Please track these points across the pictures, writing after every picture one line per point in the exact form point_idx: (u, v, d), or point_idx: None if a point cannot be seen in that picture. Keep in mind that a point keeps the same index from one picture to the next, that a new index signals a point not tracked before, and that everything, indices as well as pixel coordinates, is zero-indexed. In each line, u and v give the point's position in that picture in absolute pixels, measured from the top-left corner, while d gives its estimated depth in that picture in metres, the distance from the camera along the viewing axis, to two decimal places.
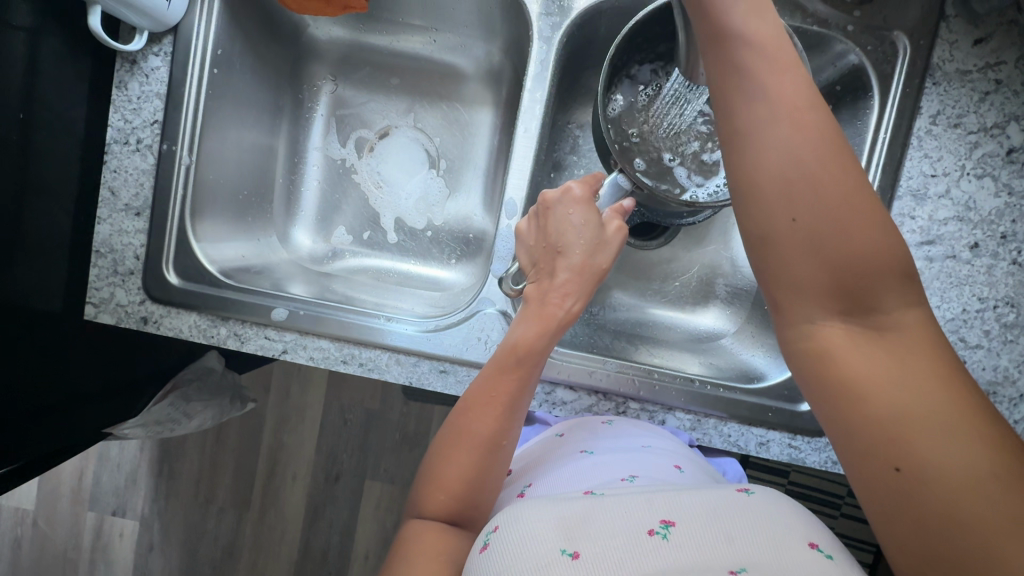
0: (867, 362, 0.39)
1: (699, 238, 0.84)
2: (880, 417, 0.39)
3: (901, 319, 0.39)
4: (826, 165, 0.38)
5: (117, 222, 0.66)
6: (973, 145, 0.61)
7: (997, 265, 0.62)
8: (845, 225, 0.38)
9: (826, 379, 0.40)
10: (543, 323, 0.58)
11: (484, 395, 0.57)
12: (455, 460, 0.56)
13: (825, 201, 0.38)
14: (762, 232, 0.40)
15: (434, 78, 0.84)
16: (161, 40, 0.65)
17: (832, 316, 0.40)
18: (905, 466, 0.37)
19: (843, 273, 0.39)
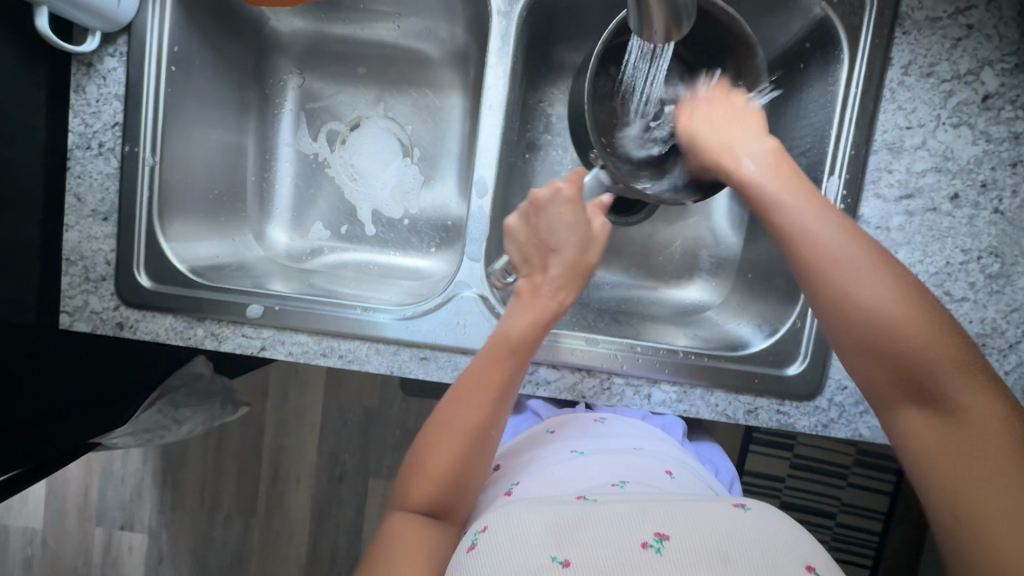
0: (891, 325, 0.48)
1: (679, 211, 0.82)
2: (906, 378, 0.47)
3: (971, 402, 0.46)
4: (893, 288, 0.49)
5: (85, 228, 0.65)
6: (947, 94, 0.60)
7: (978, 215, 0.61)
8: (849, 231, 0.52)
9: (852, 343, 0.50)
10: (534, 315, 0.58)
11: (473, 381, 0.57)
12: (437, 453, 0.56)
13: (888, 329, 0.48)
14: (846, 317, 0.49)
15: (402, 65, 0.83)
16: (115, 40, 0.64)
17: (864, 305, 0.49)
18: (926, 416, 0.47)
19: (902, 366, 0.47)
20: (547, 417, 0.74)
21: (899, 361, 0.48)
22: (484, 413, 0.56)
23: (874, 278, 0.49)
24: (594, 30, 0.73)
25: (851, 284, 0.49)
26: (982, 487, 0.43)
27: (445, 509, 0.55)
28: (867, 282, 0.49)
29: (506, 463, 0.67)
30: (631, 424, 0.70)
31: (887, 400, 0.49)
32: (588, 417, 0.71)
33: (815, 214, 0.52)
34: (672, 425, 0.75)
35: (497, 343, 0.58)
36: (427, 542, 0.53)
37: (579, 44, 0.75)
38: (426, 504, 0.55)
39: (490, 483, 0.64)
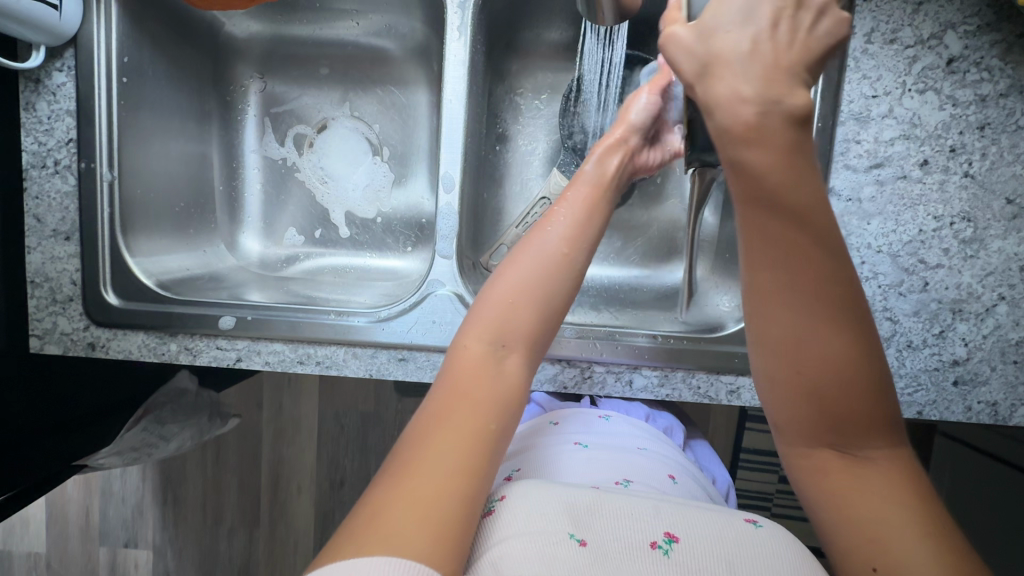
0: (821, 377, 0.41)
1: (655, 195, 0.81)
2: (824, 415, 0.42)
3: (876, 458, 0.42)
4: (835, 317, 0.39)
5: (48, 248, 0.64)
6: (911, 60, 0.59)
7: (949, 179, 0.61)
8: (778, 217, 0.36)
9: (768, 369, 0.43)
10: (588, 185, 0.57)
11: (509, 297, 0.53)
12: (499, 298, 0.52)
13: (816, 357, 0.40)
14: (763, 332, 0.42)
15: (365, 62, 0.81)
16: (62, 54, 0.62)
17: (782, 323, 0.40)
18: (831, 457, 0.44)
19: (828, 413, 0.42)
20: (550, 411, 0.74)
21: (818, 401, 0.42)
22: (544, 269, 0.53)
23: (816, 276, 0.38)
24: (555, 15, 0.72)
25: (774, 287, 0.39)
26: (883, 521, 0.41)
27: (511, 338, 0.51)
28: (796, 294, 0.39)
29: (506, 452, 0.67)
30: (636, 425, 0.70)
31: (796, 437, 0.45)
32: (593, 413, 0.71)
33: (752, 192, 0.36)
34: (674, 428, 0.76)
35: (569, 196, 0.56)
36: (490, 375, 0.50)
37: (541, 31, 0.74)
38: (481, 361, 0.50)
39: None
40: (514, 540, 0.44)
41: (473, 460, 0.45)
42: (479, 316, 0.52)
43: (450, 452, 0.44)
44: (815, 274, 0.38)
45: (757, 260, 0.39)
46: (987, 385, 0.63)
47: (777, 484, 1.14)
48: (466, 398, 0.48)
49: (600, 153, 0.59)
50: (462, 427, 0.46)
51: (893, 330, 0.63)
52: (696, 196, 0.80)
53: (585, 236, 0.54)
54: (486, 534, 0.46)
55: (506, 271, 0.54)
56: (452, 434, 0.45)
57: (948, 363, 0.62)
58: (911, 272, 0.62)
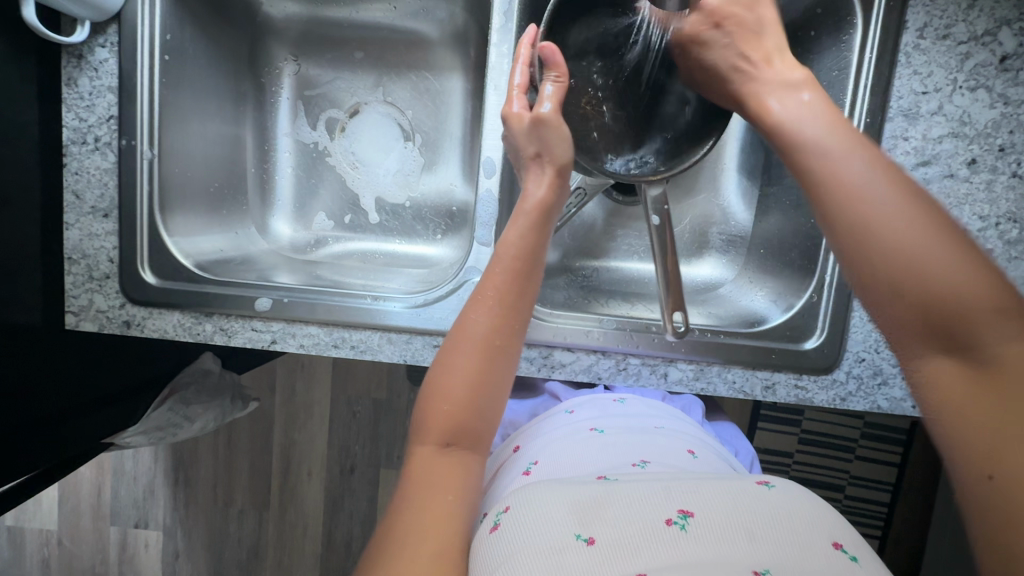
0: (911, 258, 0.43)
1: (687, 188, 0.80)
2: (920, 309, 0.43)
3: (1001, 342, 0.39)
4: (901, 204, 0.45)
5: (86, 225, 0.64)
6: (964, 56, 0.58)
7: (996, 179, 0.60)
8: (897, 188, 0.46)
9: (854, 263, 0.47)
10: (518, 243, 0.58)
11: (452, 366, 0.54)
12: (447, 398, 0.53)
13: (895, 243, 0.44)
14: (851, 225, 0.47)
15: (399, 47, 0.81)
16: (105, 30, 0.62)
17: (886, 244, 0.45)
18: (951, 366, 0.41)
19: (921, 302, 0.43)
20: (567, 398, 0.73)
21: (929, 308, 0.42)
22: (478, 363, 0.54)
23: (905, 207, 0.45)
24: None
25: (844, 182, 0.48)
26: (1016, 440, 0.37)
27: (463, 432, 0.53)
28: (894, 232, 0.45)
29: (522, 446, 0.66)
30: (653, 405, 0.69)
31: (904, 340, 0.44)
32: (607, 397, 0.70)
33: (872, 162, 0.48)
34: (692, 405, 0.76)
35: (493, 285, 0.57)
36: (454, 472, 0.52)
37: None
38: (437, 443, 0.52)
39: (505, 469, 0.64)
40: (520, 550, 0.44)
41: (446, 523, 0.48)
42: (426, 418, 0.53)
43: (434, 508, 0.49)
44: (861, 183, 0.47)
45: (846, 155, 0.49)
46: None
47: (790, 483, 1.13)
48: (436, 481, 0.51)
49: (537, 233, 0.58)
50: (434, 500, 0.49)
51: None
52: (729, 191, 0.79)
53: (519, 320, 0.57)
54: (488, 547, 0.46)
55: (446, 365, 0.54)
56: (423, 512, 0.48)
57: None
58: None
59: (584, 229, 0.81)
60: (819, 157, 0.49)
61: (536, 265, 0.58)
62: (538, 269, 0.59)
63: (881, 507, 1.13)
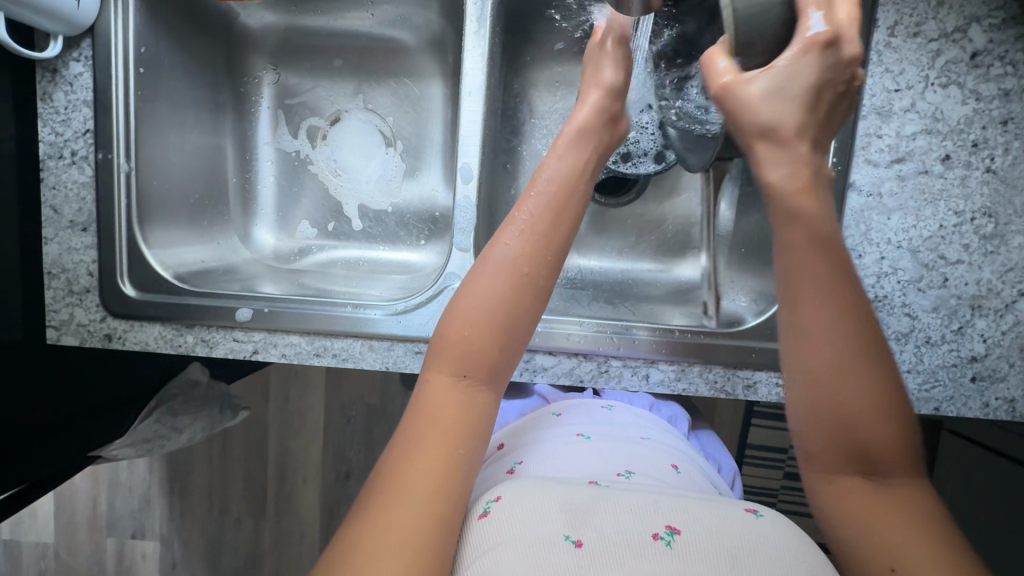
0: (833, 370, 0.47)
1: (669, 189, 0.81)
2: (856, 459, 0.48)
3: (899, 482, 0.47)
4: (846, 303, 0.47)
5: (65, 239, 0.64)
6: (935, 53, 0.59)
7: (970, 175, 0.60)
8: (835, 285, 0.47)
9: (795, 363, 0.49)
10: (558, 180, 0.56)
11: (476, 307, 0.52)
12: (464, 327, 0.52)
13: (823, 349, 0.47)
14: (790, 318, 0.49)
15: (378, 54, 0.81)
16: (79, 44, 0.62)
17: (822, 344, 0.47)
18: (859, 484, 0.48)
19: (840, 415, 0.47)
20: (554, 403, 0.74)
21: (846, 416, 0.47)
22: (504, 294, 0.52)
23: (843, 326, 0.47)
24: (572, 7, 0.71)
25: (794, 263, 0.48)
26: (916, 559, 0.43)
27: (478, 363, 0.52)
28: (822, 340, 0.47)
29: (509, 441, 0.67)
30: (639, 414, 0.70)
31: (828, 469, 0.49)
32: (596, 403, 0.71)
33: (808, 242, 0.47)
34: (678, 417, 0.77)
35: (530, 220, 0.54)
36: (465, 405, 0.51)
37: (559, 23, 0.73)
38: (449, 386, 0.52)
39: (489, 467, 0.64)
40: (508, 545, 0.44)
41: (443, 480, 0.48)
42: (440, 346, 0.53)
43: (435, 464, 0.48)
44: (816, 264, 0.47)
45: (784, 231, 0.48)
46: (1005, 382, 0.63)
47: (783, 479, 1.14)
48: (437, 421, 0.50)
49: (580, 158, 0.57)
50: (434, 453, 0.49)
51: (911, 327, 0.63)
52: None
53: (555, 259, 0.54)
54: (476, 539, 0.47)
55: (469, 290, 0.53)
56: (427, 450, 0.49)
57: (966, 359, 0.62)
58: (931, 267, 0.62)
59: None
60: (778, 233, 0.48)
61: (574, 194, 0.56)
62: (580, 198, 0.57)
63: None
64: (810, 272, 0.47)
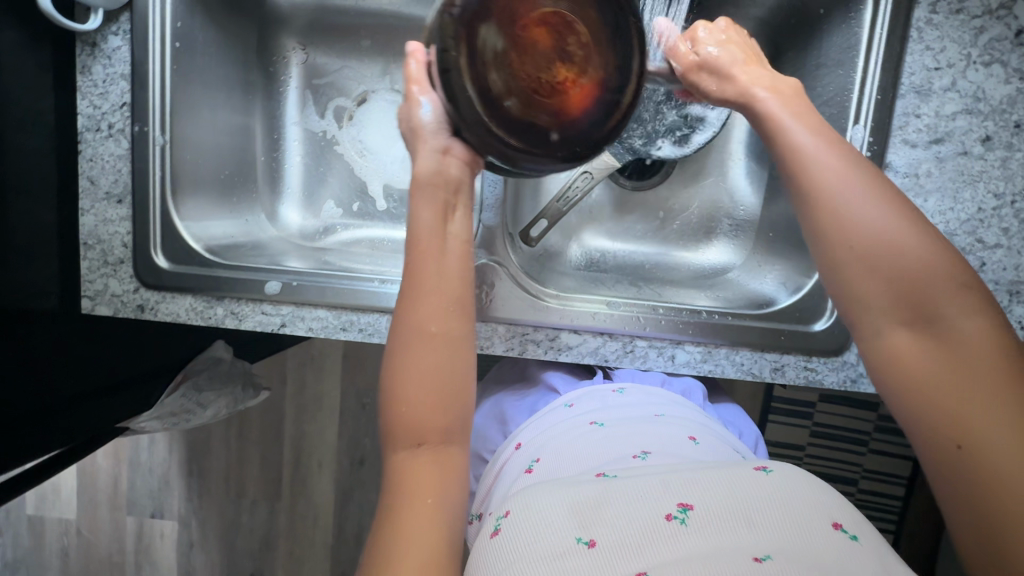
0: (885, 232, 0.48)
1: (696, 172, 0.80)
2: (912, 302, 0.47)
3: (964, 321, 0.46)
4: (873, 172, 0.50)
5: (100, 211, 0.65)
6: (978, 31, 0.57)
7: (1012, 156, 0.59)
8: (854, 171, 0.50)
9: (816, 227, 0.50)
10: (437, 247, 0.54)
11: (412, 371, 0.52)
12: (405, 400, 0.52)
13: (852, 212, 0.49)
14: (796, 172, 0.51)
15: (406, 35, 0.81)
16: (118, 18, 0.63)
17: (849, 195, 0.49)
18: (907, 335, 0.47)
19: (884, 270, 0.48)
20: (566, 391, 0.73)
21: (899, 282, 0.47)
22: (425, 355, 0.52)
23: (848, 161, 0.50)
24: None
25: (790, 133, 0.51)
26: (985, 412, 0.44)
27: (427, 428, 0.52)
28: (862, 197, 0.49)
29: (526, 441, 0.66)
30: (651, 392, 0.69)
31: (869, 326, 0.49)
32: (608, 388, 0.71)
33: (829, 151, 0.50)
34: (693, 389, 0.75)
35: (423, 283, 0.54)
36: (428, 474, 0.51)
37: None
38: (411, 469, 0.51)
39: (506, 469, 0.63)
40: (521, 562, 0.44)
41: (436, 553, 0.48)
42: (393, 430, 0.52)
43: (417, 534, 0.48)
44: (835, 138, 0.51)
45: (805, 122, 0.52)
46: None
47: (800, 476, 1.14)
48: (416, 506, 0.49)
49: (437, 207, 0.55)
50: (421, 535, 0.48)
51: None
52: (737, 174, 0.79)
53: (462, 304, 0.54)
54: (489, 559, 0.47)
55: (398, 368, 0.53)
56: (415, 530, 0.48)
57: None
58: (968, 251, 0.60)
59: (590, 214, 0.81)
60: (763, 121, 0.53)
61: (458, 247, 0.55)
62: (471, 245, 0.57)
63: (893, 501, 1.14)
64: (834, 157, 0.50)
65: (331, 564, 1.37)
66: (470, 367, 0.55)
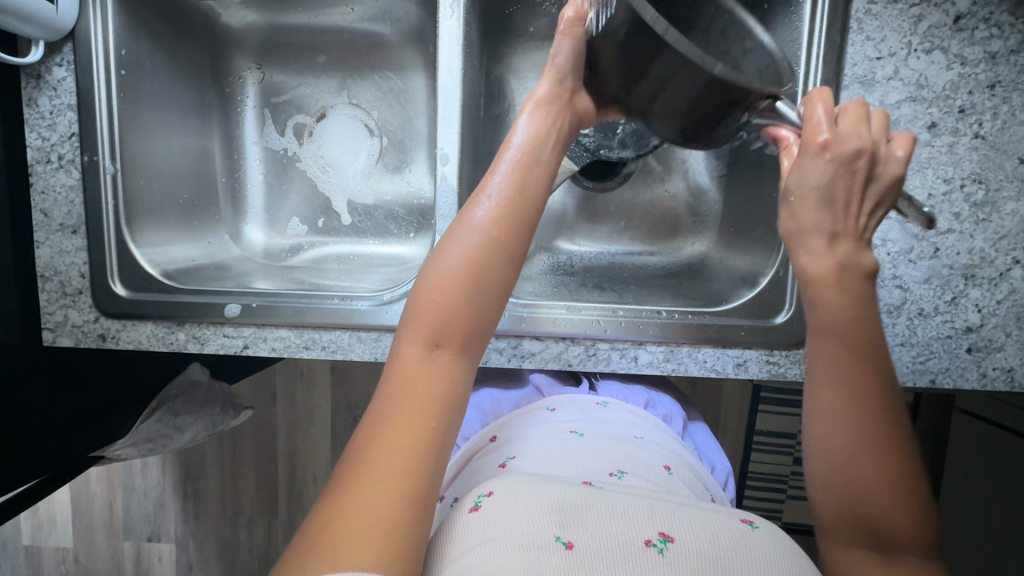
0: (848, 429, 0.47)
1: (658, 172, 0.80)
2: (861, 527, 0.47)
3: (904, 558, 0.46)
4: (858, 381, 0.47)
5: (56, 242, 0.65)
6: (917, 19, 0.58)
7: (958, 141, 0.59)
8: (844, 373, 0.47)
9: (826, 439, 0.48)
10: (523, 158, 0.54)
11: (453, 272, 0.51)
12: (437, 293, 0.51)
13: (835, 422, 0.47)
14: (822, 377, 0.48)
15: (361, 49, 0.81)
16: (61, 49, 0.63)
17: (832, 402, 0.47)
18: (866, 556, 0.47)
19: (848, 487, 0.47)
20: (550, 396, 0.73)
21: (851, 502, 0.47)
22: (473, 257, 0.52)
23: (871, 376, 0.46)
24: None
25: (827, 329, 0.47)
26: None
27: (449, 334, 0.50)
28: (845, 411, 0.47)
29: (501, 434, 0.66)
30: (633, 412, 0.70)
31: (838, 537, 0.48)
32: (590, 400, 0.70)
33: (850, 352, 0.46)
34: (673, 415, 0.75)
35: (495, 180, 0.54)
36: (435, 375, 0.49)
37: (537, 7, 0.72)
38: (417, 362, 0.50)
39: (484, 457, 0.63)
40: (497, 542, 0.44)
41: (418, 462, 0.45)
42: (414, 314, 0.52)
43: (403, 439, 0.46)
44: (850, 326, 0.46)
45: (827, 329, 0.46)
46: (1002, 352, 0.62)
47: (792, 465, 1.14)
48: (411, 400, 0.48)
49: (540, 121, 0.55)
50: (394, 440, 0.46)
51: (905, 299, 0.62)
52: (696, 170, 0.78)
53: (523, 220, 0.53)
54: (465, 534, 0.47)
55: (439, 262, 0.52)
56: (399, 434, 0.46)
57: (960, 329, 0.61)
58: (921, 237, 0.61)
59: (556, 217, 0.81)
60: (807, 305, 0.47)
61: (528, 157, 0.54)
62: (549, 174, 0.55)
63: None
64: (829, 346, 0.47)
65: None
66: (500, 304, 0.53)
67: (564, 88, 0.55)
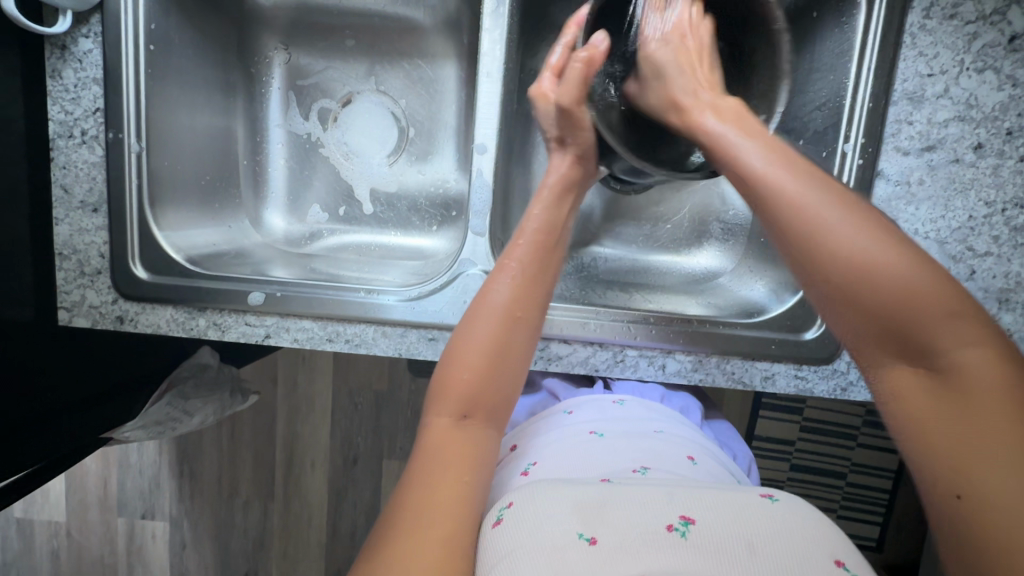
0: (865, 295, 0.43)
1: (688, 177, 0.79)
2: (939, 402, 0.41)
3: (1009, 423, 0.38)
4: (867, 255, 0.43)
5: (75, 220, 0.64)
6: (972, 37, 0.56)
7: (1003, 164, 0.58)
8: (840, 245, 0.44)
9: (847, 317, 0.44)
10: (538, 241, 0.58)
11: (476, 340, 0.55)
12: (465, 368, 0.54)
13: (860, 296, 0.43)
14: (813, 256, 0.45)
15: (392, 34, 0.79)
16: (89, 19, 0.60)
17: (839, 280, 0.44)
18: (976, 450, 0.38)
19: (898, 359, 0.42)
20: (566, 398, 0.72)
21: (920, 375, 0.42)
22: (495, 335, 0.55)
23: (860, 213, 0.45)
24: None
25: (814, 209, 0.46)
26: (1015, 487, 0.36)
27: (479, 404, 0.54)
28: (862, 284, 0.43)
29: (521, 444, 0.66)
30: (652, 407, 0.68)
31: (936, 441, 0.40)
32: (608, 399, 0.69)
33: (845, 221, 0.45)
34: (690, 407, 0.74)
35: (513, 262, 0.58)
36: (471, 445, 0.52)
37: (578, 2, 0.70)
38: (453, 434, 0.52)
39: (505, 467, 0.63)
40: (523, 549, 0.44)
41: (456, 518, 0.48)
42: (443, 388, 0.54)
43: (441, 505, 0.48)
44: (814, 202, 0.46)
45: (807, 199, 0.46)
46: None
47: (789, 472, 1.15)
48: (449, 474, 0.50)
49: (559, 211, 0.61)
50: (447, 472, 0.50)
51: None
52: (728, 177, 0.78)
53: (541, 295, 0.58)
54: (493, 547, 0.46)
55: (467, 337, 0.55)
56: (441, 501, 0.48)
57: None
58: (958, 259, 0.60)
59: (582, 217, 0.80)
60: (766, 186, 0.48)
61: (538, 238, 0.59)
62: (558, 250, 0.60)
63: (882, 495, 1.15)
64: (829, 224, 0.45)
65: (325, 564, 1.36)
66: (521, 370, 0.56)
67: (583, 171, 0.63)
